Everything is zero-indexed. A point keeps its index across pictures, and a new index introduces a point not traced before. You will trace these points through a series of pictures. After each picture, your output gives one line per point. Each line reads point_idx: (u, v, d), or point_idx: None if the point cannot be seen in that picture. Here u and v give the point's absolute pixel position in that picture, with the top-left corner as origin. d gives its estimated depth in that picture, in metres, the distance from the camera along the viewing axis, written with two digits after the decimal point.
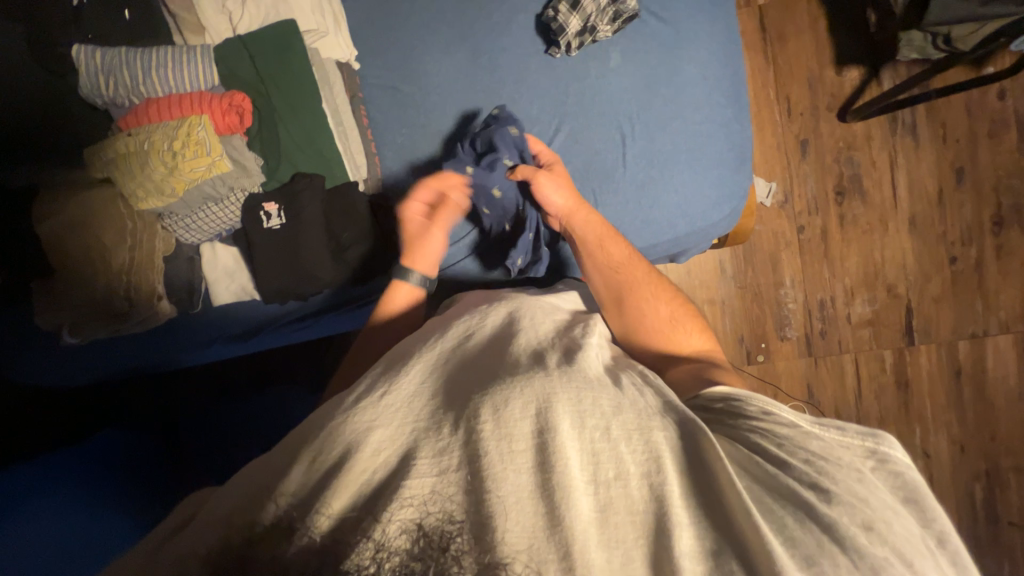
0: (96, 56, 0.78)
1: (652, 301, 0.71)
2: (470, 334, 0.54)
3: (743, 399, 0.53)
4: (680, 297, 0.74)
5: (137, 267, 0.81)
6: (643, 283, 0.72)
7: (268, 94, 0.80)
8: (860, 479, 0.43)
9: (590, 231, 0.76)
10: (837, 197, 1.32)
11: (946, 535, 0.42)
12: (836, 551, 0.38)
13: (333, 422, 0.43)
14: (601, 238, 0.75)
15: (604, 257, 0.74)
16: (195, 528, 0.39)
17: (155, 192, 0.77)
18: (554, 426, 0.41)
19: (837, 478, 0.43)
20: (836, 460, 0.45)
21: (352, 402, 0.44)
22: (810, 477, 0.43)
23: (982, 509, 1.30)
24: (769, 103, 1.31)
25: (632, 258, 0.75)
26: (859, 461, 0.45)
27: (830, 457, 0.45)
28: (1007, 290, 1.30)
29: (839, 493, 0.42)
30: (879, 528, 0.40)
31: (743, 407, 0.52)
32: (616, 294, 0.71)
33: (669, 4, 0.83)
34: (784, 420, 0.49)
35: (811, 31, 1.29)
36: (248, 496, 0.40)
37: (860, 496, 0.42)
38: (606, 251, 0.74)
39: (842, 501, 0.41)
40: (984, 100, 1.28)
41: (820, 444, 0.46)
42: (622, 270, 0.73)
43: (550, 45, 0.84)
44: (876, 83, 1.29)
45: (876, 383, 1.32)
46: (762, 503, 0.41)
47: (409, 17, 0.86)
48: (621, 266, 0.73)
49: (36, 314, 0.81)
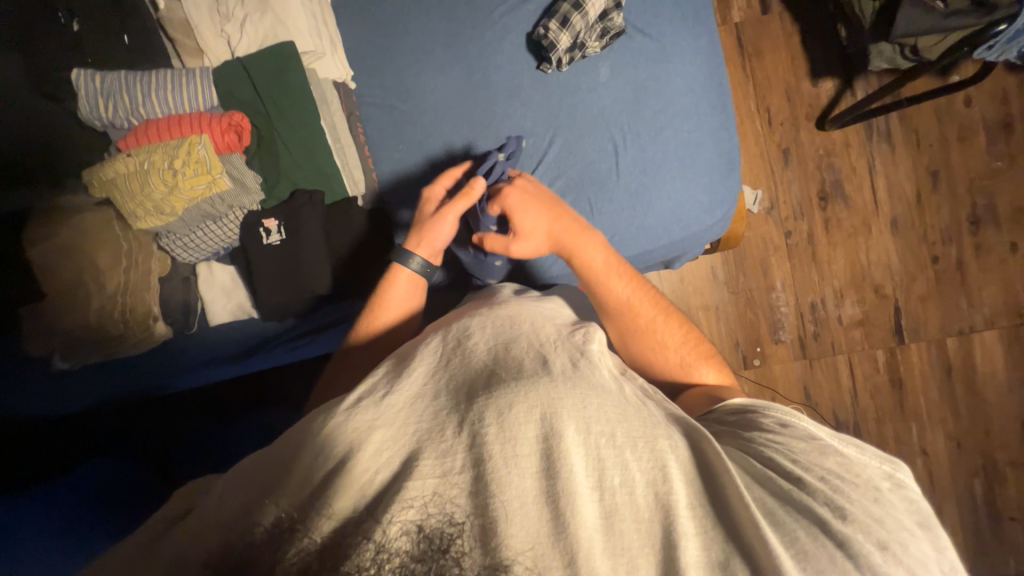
0: (95, 80, 0.79)
1: (662, 341, 0.69)
2: (471, 336, 0.53)
3: (760, 414, 0.54)
4: (696, 331, 0.71)
5: (132, 289, 0.81)
6: (649, 325, 0.70)
7: (267, 114, 0.82)
8: (876, 500, 0.44)
9: (580, 273, 0.72)
10: (820, 202, 1.36)
11: (957, 565, 0.42)
12: (848, 566, 0.38)
13: (332, 422, 0.42)
14: (595, 275, 0.71)
15: (604, 297, 0.71)
16: (185, 532, 0.37)
17: (154, 212, 0.78)
18: (558, 431, 0.42)
19: (852, 496, 0.43)
20: (853, 479, 0.45)
21: (357, 403, 0.44)
22: (823, 493, 0.43)
23: (983, 505, 1.30)
24: (750, 113, 1.37)
25: (637, 292, 0.71)
26: (877, 481, 0.46)
27: (847, 476, 0.46)
28: (988, 287, 1.34)
29: (854, 511, 0.42)
30: (892, 547, 0.40)
31: (758, 420, 0.53)
32: (620, 335, 0.71)
33: (654, 21, 0.87)
34: (804, 433, 0.50)
35: (786, 46, 1.35)
36: (244, 495, 0.39)
37: (874, 516, 0.42)
38: (605, 290, 0.71)
39: (857, 518, 0.42)
40: (952, 106, 1.35)
41: (836, 460, 0.47)
42: (628, 309, 0.70)
43: (542, 61, 0.87)
44: (851, 92, 1.34)
45: (870, 383, 1.34)
46: (772, 515, 0.42)
47: (403, 38, 0.88)
48: (626, 305, 0.70)
49: (25, 342, 0.80)
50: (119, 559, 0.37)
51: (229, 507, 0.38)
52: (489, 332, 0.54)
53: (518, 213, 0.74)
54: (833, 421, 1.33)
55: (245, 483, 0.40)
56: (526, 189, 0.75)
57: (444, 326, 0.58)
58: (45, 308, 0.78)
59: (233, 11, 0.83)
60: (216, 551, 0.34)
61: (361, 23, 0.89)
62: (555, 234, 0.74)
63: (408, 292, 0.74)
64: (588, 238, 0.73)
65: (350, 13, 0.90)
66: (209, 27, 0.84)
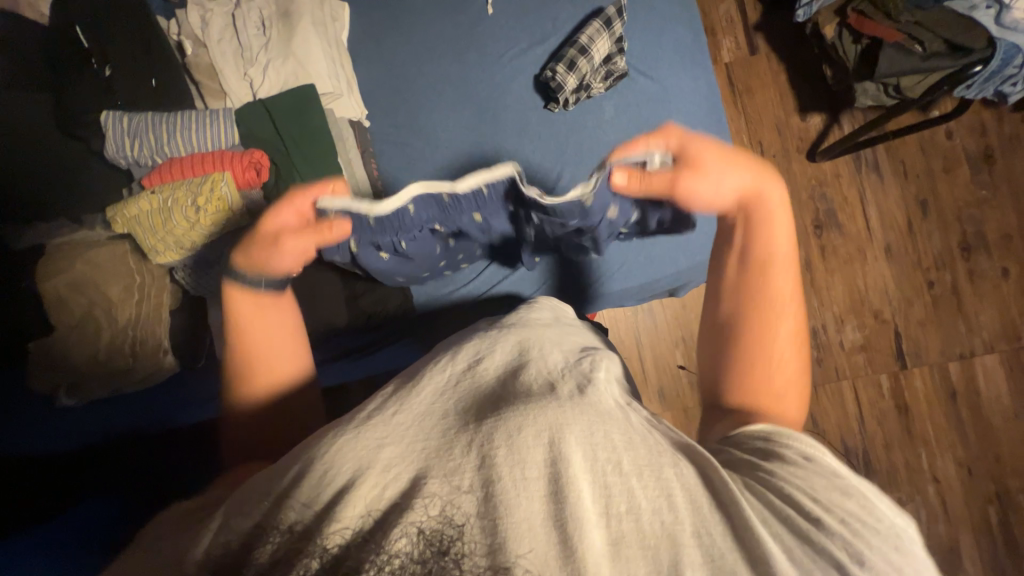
0: (123, 121, 0.82)
1: (777, 355, 0.58)
2: (481, 357, 0.50)
3: (779, 443, 0.48)
4: (809, 369, 0.60)
5: (141, 321, 0.83)
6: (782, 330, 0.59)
7: (283, 150, 0.83)
8: (897, 548, 0.40)
9: (752, 251, 0.62)
10: (815, 230, 1.40)
11: None
12: None
13: (342, 435, 0.42)
14: (764, 263, 0.62)
15: (760, 284, 0.61)
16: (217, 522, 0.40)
17: (174, 247, 0.80)
18: (566, 456, 0.39)
19: (872, 542, 0.40)
20: (874, 524, 0.41)
21: (367, 417, 0.44)
22: (843, 537, 0.39)
23: (999, 533, 1.28)
24: (743, 147, 1.42)
25: (795, 297, 0.61)
26: (900, 527, 0.41)
27: (868, 518, 0.41)
28: (984, 310, 1.36)
29: (872, 559, 0.39)
30: None
31: (780, 450, 0.47)
32: (733, 312, 0.61)
33: (655, 65, 0.92)
34: (827, 469, 0.44)
35: (774, 84, 1.42)
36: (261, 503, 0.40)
37: (894, 565, 0.39)
38: (765, 283, 0.61)
39: (875, 566, 0.38)
40: (935, 139, 1.41)
41: (861, 502, 0.42)
42: (769, 304, 0.60)
43: (549, 101, 0.92)
44: (838, 127, 1.41)
45: (877, 409, 1.34)
46: (788, 552, 0.38)
47: (415, 80, 0.93)
48: (771, 298, 0.60)
49: (30, 378, 0.79)
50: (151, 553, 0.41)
51: (237, 511, 0.40)
52: (501, 355, 0.51)
53: (702, 171, 0.64)
54: (841, 448, 1.32)
55: (263, 487, 0.41)
56: (704, 146, 0.66)
57: (455, 344, 0.56)
58: (54, 342, 0.78)
59: (257, 56, 0.88)
60: (216, 548, 0.38)
61: (377, 67, 0.94)
62: (749, 194, 0.63)
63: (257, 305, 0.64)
64: (784, 212, 0.63)
65: (366, 58, 0.94)
66: (233, 72, 0.88)
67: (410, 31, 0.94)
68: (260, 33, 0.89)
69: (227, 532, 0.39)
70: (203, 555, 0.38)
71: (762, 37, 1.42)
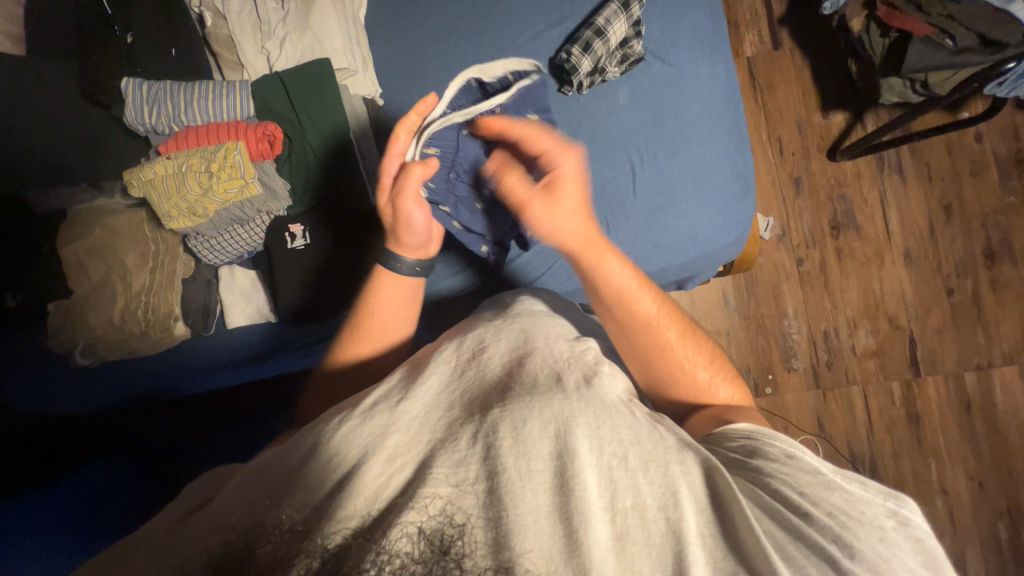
0: (142, 88, 0.84)
1: (687, 359, 0.65)
2: (484, 347, 0.53)
3: (764, 441, 0.50)
4: (715, 349, 0.68)
5: (156, 289, 0.84)
6: (676, 346, 0.65)
7: (299, 124, 0.84)
8: (883, 539, 0.39)
9: (604, 297, 0.65)
10: (832, 231, 1.37)
11: None
12: None
13: (345, 427, 0.43)
14: (622, 298, 0.64)
15: (632, 320, 0.64)
16: (224, 499, 0.41)
17: (187, 213, 0.81)
18: (572, 448, 0.40)
19: (859, 533, 0.40)
20: (859, 516, 0.41)
21: (372, 408, 0.45)
22: (832, 531, 0.40)
23: (1008, 549, 1.25)
24: (762, 142, 1.40)
25: (664, 312, 0.66)
26: (881, 519, 0.41)
27: (851, 512, 0.41)
28: (1006, 321, 1.32)
29: (862, 550, 0.38)
30: None
31: (766, 448, 0.49)
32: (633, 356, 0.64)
33: (673, 50, 0.92)
34: (810, 467, 0.46)
35: (798, 79, 1.39)
36: (259, 496, 0.39)
37: (883, 557, 0.38)
38: (634, 316, 0.64)
39: (864, 561, 0.38)
40: (963, 142, 1.37)
41: (843, 496, 0.43)
42: (649, 330, 0.64)
43: (563, 84, 0.92)
44: (860, 125, 1.37)
45: (887, 417, 1.31)
46: (782, 549, 0.38)
47: (431, 59, 0.93)
48: (649, 324, 0.64)
49: (49, 339, 0.83)
50: (151, 535, 0.42)
51: (235, 509, 0.38)
52: (504, 345, 0.52)
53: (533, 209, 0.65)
54: (848, 454, 1.29)
55: (259, 484, 0.41)
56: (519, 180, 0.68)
57: (459, 335, 0.58)
58: (73, 305, 0.82)
59: (275, 30, 0.89)
60: (216, 550, 0.35)
61: (393, 46, 0.95)
62: (575, 247, 0.65)
63: (399, 295, 0.71)
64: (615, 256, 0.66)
65: (382, 36, 0.95)
66: (252, 46, 0.90)
67: (428, 11, 0.94)
68: (279, 7, 0.90)
69: (226, 529, 0.37)
70: (210, 551, 0.35)
71: (787, 31, 1.39)
